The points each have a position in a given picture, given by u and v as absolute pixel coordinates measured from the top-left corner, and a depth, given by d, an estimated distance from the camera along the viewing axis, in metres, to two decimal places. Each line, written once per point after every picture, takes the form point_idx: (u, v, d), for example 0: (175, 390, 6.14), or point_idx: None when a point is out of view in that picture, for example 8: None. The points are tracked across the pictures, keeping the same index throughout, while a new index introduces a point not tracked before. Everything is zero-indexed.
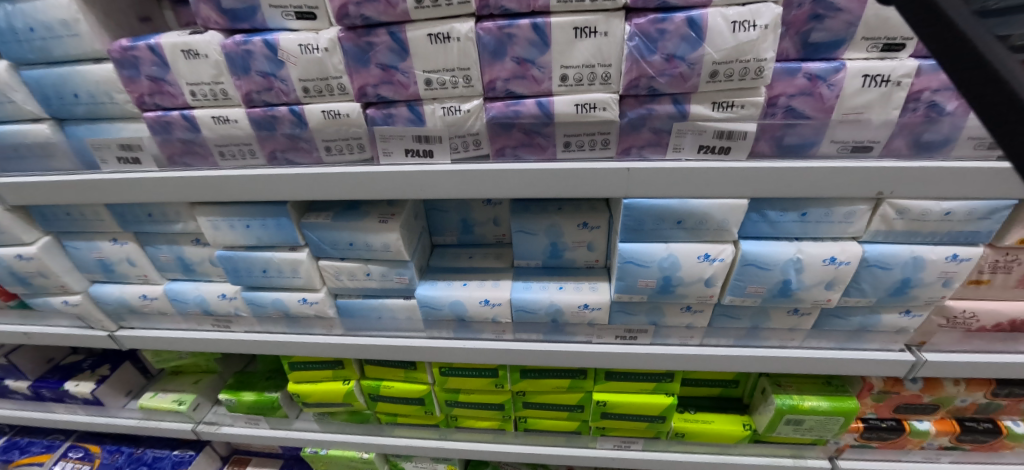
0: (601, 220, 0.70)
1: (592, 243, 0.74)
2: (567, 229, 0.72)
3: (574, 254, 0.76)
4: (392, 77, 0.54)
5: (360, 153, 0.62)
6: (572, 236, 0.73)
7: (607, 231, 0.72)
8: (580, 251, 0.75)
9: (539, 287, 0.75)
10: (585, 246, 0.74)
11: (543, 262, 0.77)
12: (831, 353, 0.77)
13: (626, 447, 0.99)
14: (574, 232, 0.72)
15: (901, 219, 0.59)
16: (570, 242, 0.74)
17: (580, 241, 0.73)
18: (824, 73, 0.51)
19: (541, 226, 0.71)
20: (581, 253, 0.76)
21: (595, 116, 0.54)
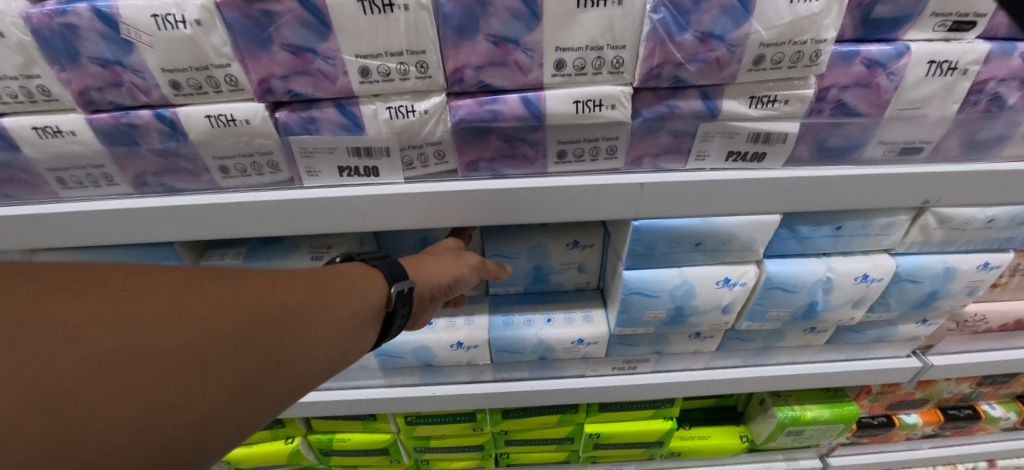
0: (595, 238, 0.58)
1: (585, 263, 0.61)
2: (555, 251, 0.58)
3: (563, 277, 0.63)
4: (308, 63, 0.36)
5: (275, 171, 0.44)
6: (559, 258, 0.60)
7: (602, 250, 0.59)
8: (570, 273, 0.62)
9: (522, 321, 0.62)
10: (576, 268, 0.61)
11: (524, 288, 0.64)
12: (840, 366, 0.71)
13: (618, 469, 0.91)
14: (562, 253, 0.59)
15: (941, 228, 0.51)
16: (558, 264, 0.60)
17: (569, 263, 0.60)
18: (885, 58, 0.40)
19: (523, 248, 0.57)
20: (571, 275, 0.63)
21: (600, 117, 0.40)
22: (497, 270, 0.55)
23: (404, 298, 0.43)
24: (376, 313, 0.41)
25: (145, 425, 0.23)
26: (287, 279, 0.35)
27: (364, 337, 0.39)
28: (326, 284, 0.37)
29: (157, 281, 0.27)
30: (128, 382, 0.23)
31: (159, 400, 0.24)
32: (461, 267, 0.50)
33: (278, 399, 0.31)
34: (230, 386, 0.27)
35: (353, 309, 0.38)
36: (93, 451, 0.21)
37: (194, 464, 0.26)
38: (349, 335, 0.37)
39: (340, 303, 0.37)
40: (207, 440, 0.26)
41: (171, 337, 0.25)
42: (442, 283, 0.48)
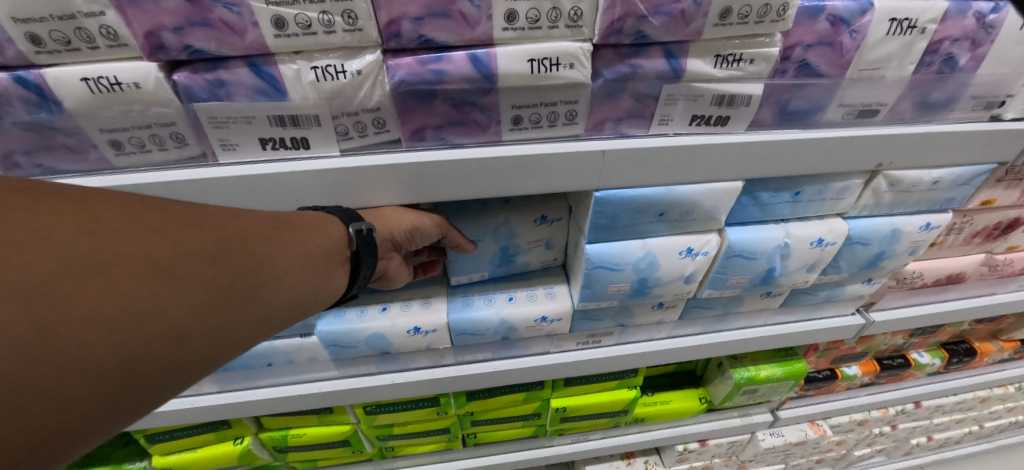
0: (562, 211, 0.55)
1: (552, 239, 0.58)
2: (523, 229, 0.55)
3: (531, 257, 0.60)
4: (206, 11, 0.29)
5: (182, 146, 0.37)
6: (527, 236, 0.56)
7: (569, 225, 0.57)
8: (538, 252, 0.59)
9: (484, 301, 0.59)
10: (543, 245, 0.59)
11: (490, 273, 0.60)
12: (794, 327, 0.74)
13: (585, 438, 0.93)
14: (529, 230, 0.55)
15: (891, 191, 0.52)
16: (525, 242, 0.57)
17: (537, 240, 0.57)
18: (849, 15, 0.38)
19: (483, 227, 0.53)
20: (539, 254, 0.60)
21: (558, 79, 0.36)
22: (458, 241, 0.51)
23: (365, 241, 0.43)
24: (341, 251, 0.43)
25: (120, 322, 0.25)
26: (250, 214, 0.36)
27: (329, 275, 0.42)
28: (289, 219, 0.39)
29: (116, 202, 0.28)
30: (101, 282, 0.25)
31: (130, 302, 0.26)
32: (421, 216, 0.48)
33: (247, 318, 0.34)
34: (200, 299, 0.30)
35: (320, 244, 0.40)
36: (67, 340, 0.23)
37: (175, 364, 0.29)
38: (314, 269, 0.40)
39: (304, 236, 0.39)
40: (181, 345, 0.29)
41: (137, 248, 0.27)
42: (399, 229, 0.46)
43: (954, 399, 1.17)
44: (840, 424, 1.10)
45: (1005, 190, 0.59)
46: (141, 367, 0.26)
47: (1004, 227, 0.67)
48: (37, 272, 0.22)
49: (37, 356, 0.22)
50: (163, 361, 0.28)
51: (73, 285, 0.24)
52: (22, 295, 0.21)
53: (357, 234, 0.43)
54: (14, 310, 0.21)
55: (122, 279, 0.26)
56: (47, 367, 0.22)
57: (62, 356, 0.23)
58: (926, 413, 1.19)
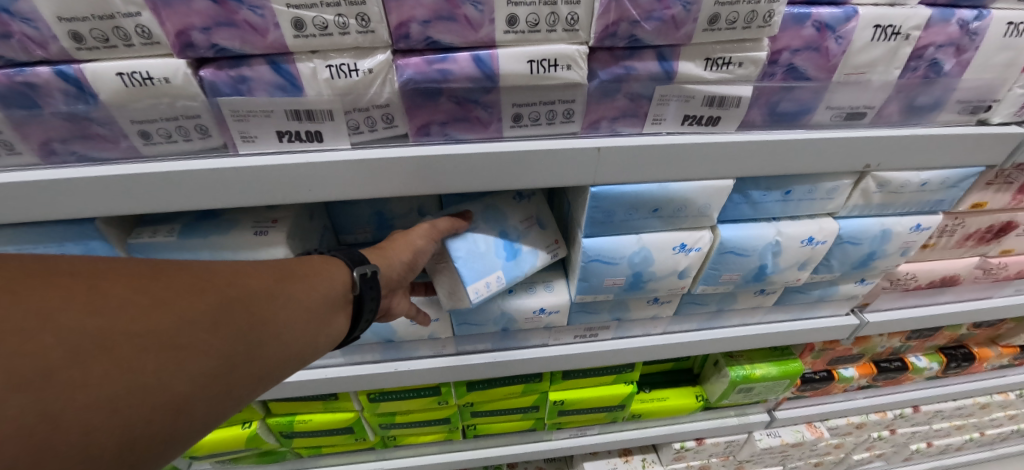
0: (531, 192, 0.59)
1: (541, 217, 0.58)
2: (504, 207, 0.57)
3: (534, 242, 0.57)
4: (232, 13, 0.32)
5: (205, 137, 0.40)
6: (513, 215, 0.57)
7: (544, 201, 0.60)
8: (539, 236, 0.57)
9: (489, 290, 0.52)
10: (538, 227, 0.58)
11: (504, 270, 0.54)
12: (788, 325, 0.75)
13: (582, 433, 0.94)
14: (512, 208, 0.58)
15: (881, 191, 0.54)
16: (515, 219, 0.57)
17: (525, 218, 0.58)
18: (835, 21, 0.40)
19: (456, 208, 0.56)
20: (542, 239, 0.57)
21: (556, 79, 0.38)
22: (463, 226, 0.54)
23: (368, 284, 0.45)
24: (341, 300, 0.43)
25: (124, 401, 0.24)
26: (253, 270, 0.36)
27: (331, 323, 0.41)
28: (290, 272, 0.39)
29: (120, 272, 0.28)
30: (104, 361, 0.24)
31: (134, 379, 0.25)
32: (413, 240, 0.50)
33: (251, 380, 0.33)
34: (207, 366, 0.29)
35: (322, 293, 0.41)
36: (73, 424, 0.22)
37: (176, 438, 0.27)
38: (317, 321, 0.39)
39: (305, 289, 0.39)
40: (185, 417, 0.28)
41: (145, 318, 0.26)
42: (401, 262, 0.49)
43: (954, 404, 1.17)
44: (838, 427, 1.10)
45: (995, 193, 0.61)
46: (143, 445, 0.25)
47: (996, 230, 0.68)
48: (45, 360, 0.22)
49: (37, 444, 0.21)
50: (165, 435, 0.27)
51: (76, 368, 0.23)
52: (24, 384, 0.21)
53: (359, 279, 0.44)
54: (22, 400, 0.20)
55: (129, 356, 0.25)
56: (50, 455, 0.21)
57: (63, 442, 0.22)
58: (926, 418, 1.19)
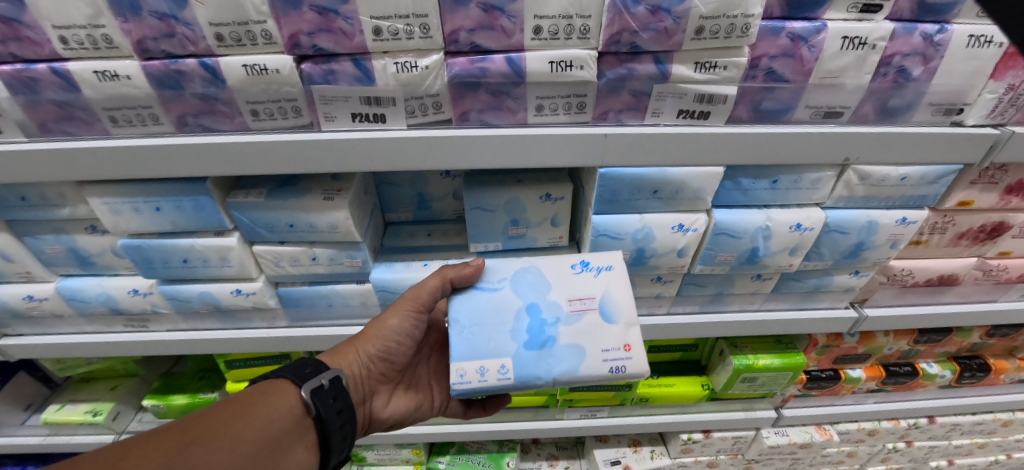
0: (608, 263, 0.54)
1: (604, 302, 0.51)
2: (555, 279, 0.53)
3: (579, 337, 0.49)
4: (331, 23, 0.44)
5: (297, 117, 0.52)
6: (563, 291, 0.52)
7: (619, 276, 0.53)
8: (589, 326, 0.49)
9: (480, 377, 0.46)
10: (600, 315, 0.50)
11: (515, 360, 0.47)
12: (786, 313, 0.81)
13: (592, 415, 1.00)
14: (566, 282, 0.53)
15: (863, 184, 0.61)
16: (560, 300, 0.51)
17: (577, 297, 0.52)
18: (807, 33, 0.48)
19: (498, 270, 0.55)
20: (591, 335, 0.49)
21: (571, 76, 0.48)
22: (472, 276, 0.54)
23: (321, 395, 0.52)
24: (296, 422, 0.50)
25: None
26: (205, 421, 0.44)
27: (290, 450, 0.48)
28: (224, 416, 0.45)
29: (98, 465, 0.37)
30: None
31: None
32: (376, 335, 0.59)
33: None
34: None
35: (272, 421, 0.47)
36: None
37: None
38: (274, 454, 0.46)
39: (249, 422, 0.46)
40: None
41: None
42: (358, 360, 0.59)
43: (973, 419, 1.16)
44: (848, 431, 1.12)
45: (980, 192, 0.66)
46: None
47: (989, 230, 0.72)
48: None
49: None
50: None
51: None
52: None
53: (312, 394, 0.51)
54: None
55: None
56: None
57: None
58: (943, 431, 1.18)
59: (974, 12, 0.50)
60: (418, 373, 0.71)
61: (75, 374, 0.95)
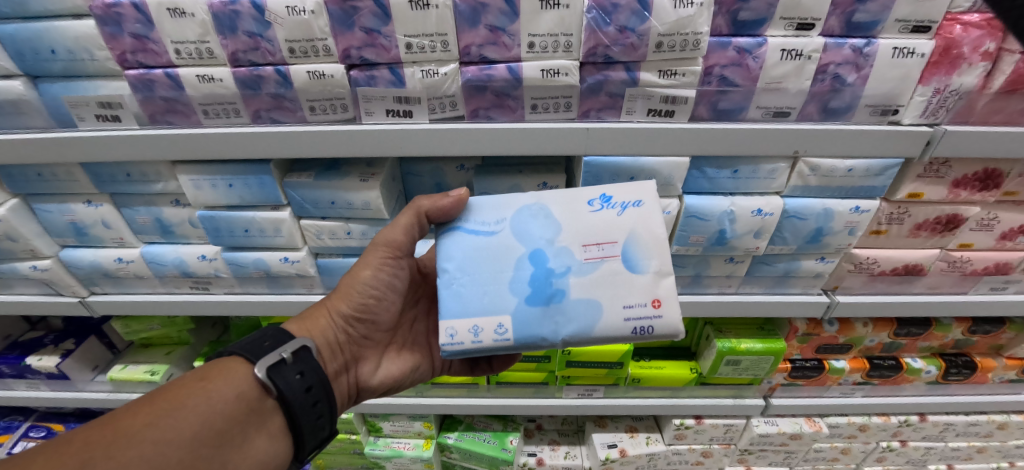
0: (637, 199, 0.58)
1: (626, 248, 0.57)
2: (572, 224, 0.59)
3: (592, 291, 0.56)
4: (375, 40, 0.58)
5: (343, 112, 0.66)
6: (579, 237, 0.58)
7: (649, 214, 0.58)
8: (608, 277, 0.56)
9: (478, 334, 0.55)
10: (625, 263, 0.56)
11: (513, 317, 0.55)
12: (762, 297, 0.90)
13: (589, 395, 1.08)
14: (582, 228, 0.58)
15: (814, 175, 0.71)
16: (577, 248, 0.58)
17: (595, 244, 0.57)
18: (750, 47, 0.60)
19: (514, 214, 0.61)
20: (609, 287, 0.56)
21: (558, 81, 0.61)
22: (450, 207, 0.61)
23: (282, 370, 0.58)
24: (250, 404, 0.55)
25: None
26: (176, 395, 0.51)
27: (258, 420, 0.55)
28: (182, 393, 0.51)
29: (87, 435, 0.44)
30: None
31: None
32: (344, 298, 0.70)
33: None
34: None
35: (235, 394, 0.54)
36: None
37: None
38: (241, 422, 0.53)
39: (213, 395, 0.52)
40: None
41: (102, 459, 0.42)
42: (326, 328, 0.69)
43: (966, 420, 1.18)
44: (838, 425, 1.16)
45: (928, 185, 0.74)
46: None
47: (945, 221, 0.79)
48: None
49: None
50: None
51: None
52: None
53: (267, 370, 0.56)
54: None
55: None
56: None
57: None
58: (936, 431, 1.21)
59: (894, 29, 0.60)
60: (410, 336, 0.81)
61: (138, 339, 1.11)
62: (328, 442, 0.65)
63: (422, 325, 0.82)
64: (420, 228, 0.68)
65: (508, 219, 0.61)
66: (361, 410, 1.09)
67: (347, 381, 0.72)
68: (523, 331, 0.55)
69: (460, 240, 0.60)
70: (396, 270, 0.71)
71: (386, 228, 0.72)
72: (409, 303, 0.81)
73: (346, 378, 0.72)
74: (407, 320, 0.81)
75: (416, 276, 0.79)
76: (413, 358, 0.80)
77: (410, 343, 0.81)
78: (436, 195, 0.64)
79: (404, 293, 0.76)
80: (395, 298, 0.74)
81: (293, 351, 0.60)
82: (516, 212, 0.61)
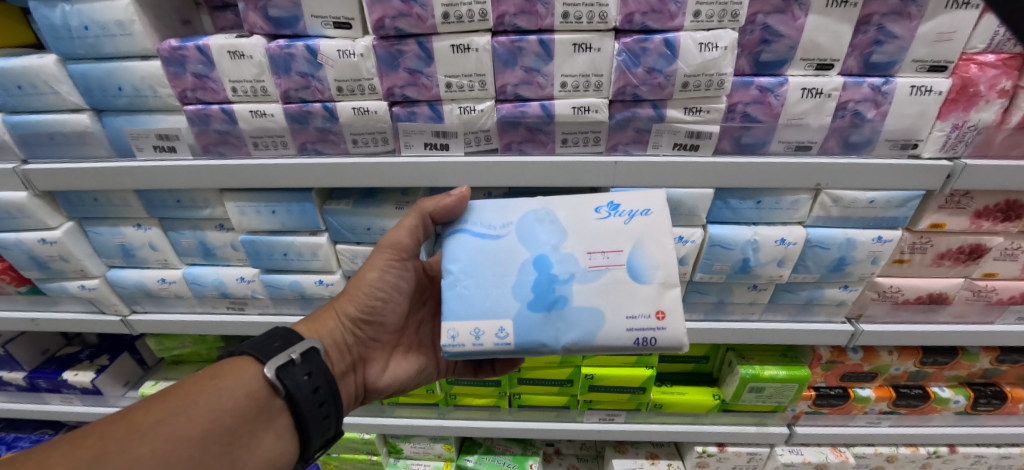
0: (646, 207, 0.58)
1: (632, 257, 0.56)
2: (579, 230, 0.58)
3: (596, 299, 0.55)
4: (417, 80, 0.62)
5: (384, 145, 0.70)
6: (585, 244, 0.57)
7: (657, 222, 0.57)
8: (612, 285, 0.55)
9: (478, 337, 0.54)
10: (631, 273, 0.55)
11: (514, 322, 0.54)
12: (785, 324, 0.91)
13: (610, 419, 1.08)
14: (587, 234, 0.58)
15: (836, 206, 0.73)
16: (582, 255, 0.57)
17: (600, 252, 0.56)
18: (772, 86, 0.63)
19: (521, 218, 0.61)
20: (613, 297, 0.54)
21: (588, 117, 0.64)
22: (453, 206, 0.62)
23: (291, 371, 0.59)
24: (259, 403, 0.56)
25: None
26: (187, 390, 0.53)
27: (266, 419, 0.57)
28: (193, 388, 0.53)
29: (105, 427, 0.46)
30: None
31: None
32: (350, 300, 0.71)
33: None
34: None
35: (245, 390, 0.56)
36: None
37: None
38: (250, 419, 0.55)
39: (223, 391, 0.54)
40: None
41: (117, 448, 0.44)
42: (334, 331, 0.71)
43: (998, 452, 1.15)
44: (864, 455, 1.14)
45: (950, 216, 0.75)
46: None
47: (968, 251, 0.80)
48: None
49: None
50: None
51: None
52: None
53: (276, 372, 0.57)
54: None
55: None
56: None
57: None
58: (967, 463, 1.17)
59: (911, 69, 0.63)
60: (416, 338, 0.82)
61: (170, 356, 1.14)
62: (335, 440, 0.67)
63: (428, 327, 0.83)
64: (425, 230, 0.68)
65: (514, 223, 0.61)
66: (382, 431, 1.09)
67: (355, 381, 0.74)
68: (524, 336, 0.54)
69: (465, 242, 0.60)
70: (402, 271, 0.71)
71: (390, 229, 0.71)
72: (417, 305, 0.81)
73: (354, 378, 0.74)
74: (414, 322, 0.82)
75: (422, 279, 0.79)
76: (420, 360, 0.82)
77: (417, 344, 0.82)
78: (439, 196, 0.65)
79: (410, 295, 0.77)
80: (401, 300, 0.74)
81: (302, 352, 0.61)
82: (523, 217, 0.60)
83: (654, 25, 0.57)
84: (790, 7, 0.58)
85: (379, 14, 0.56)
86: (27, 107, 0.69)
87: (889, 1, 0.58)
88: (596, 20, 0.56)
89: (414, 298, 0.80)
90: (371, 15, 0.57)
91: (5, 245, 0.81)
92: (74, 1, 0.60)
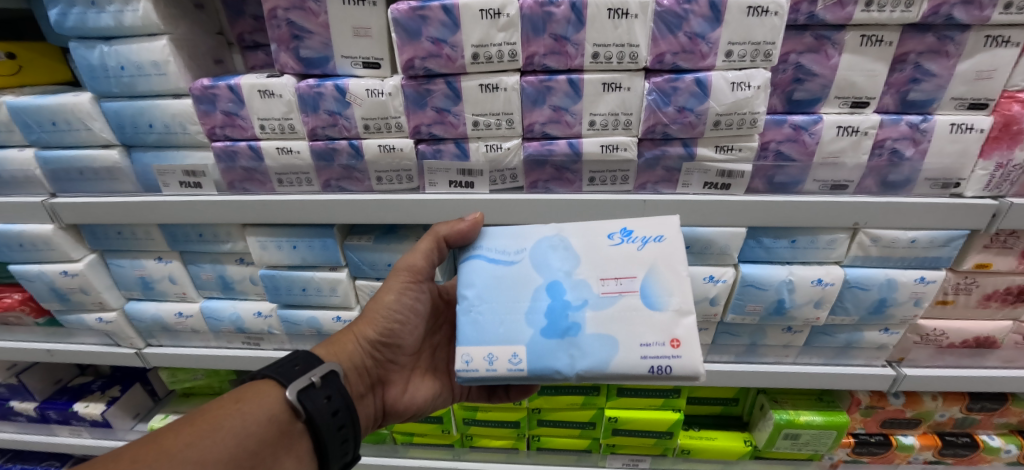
0: (659, 233, 0.55)
1: (645, 285, 0.53)
2: (592, 257, 0.56)
3: (609, 326, 0.51)
4: (444, 118, 0.62)
5: (408, 182, 0.70)
6: (596, 270, 0.55)
7: (670, 249, 0.54)
8: (625, 313, 0.51)
9: (490, 363, 0.51)
10: (643, 300, 0.52)
11: (529, 348, 0.51)
12: (821, 368, 0.86)
13: (633, 465, 1.03)
14: (599, 261, 0.56)
15: (876, 245, 0.69)
16: (594, 281, 0.54)
17: (612, 278, 0.54)
18: (806, 124, 0.62)
19: (534, 245, 0.59)
20: (626, 324, 0.51)
21: (617, 155, 0.63)
22: (467, 231, 0.60)
23: (311, 394, 0.56)
24: (281, 427, 0.53)
25: None
26: (212, 413, 0.50)
27: (288, 444, 0.53)
28: (217, 412, 0.50)
29: (133, 454, 0.42)
30: None
31: None
32: (369, 324, 0.68)
33: None
34: None
35: (269, 412, 0.52)
36: None
37: None
38: (273, 444, 0.51)
39: (249, 413, 0.51)
40: None
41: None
42: (354, 354, 0.67)
43: None
44: None
45: (996, 256, 0.71)
46: None
47: (1016, 292, 0.75)
48: None
49: None
50: None
51: None
52: None
53: (299, 396, 0.54)
54: None
55: None
56: None
57: None
58: None
59: (950, 106, 0.61)
60: (434, 362, 0.79)
61: (181, 388, 1.12)
62: (350, 466, 0.63)
63: (444, 351, 0.80)
64: (441, 253, 0.66)
65: (527, 250, 0.59)
66: None
67: (374, 402, 0.71)
68: (538, 363, 0.50)
69: (479, 268, 0.58)
70: (419, 294, 0.69)
71: (406, 253, 0.69)
72: (432, 329, 0.79)
73: (373, 399, 0.71)
74: (429, 345, 0.79)
75: (437, 302, 0.77)
76: (437, 383, 0.78)
77: (434, 367, 0.79)
78: (453, 220, 0.64)
79: (427, 318, 0.74)
80: (418, 322, 0.71)
81: (322, 375, 0.58)
82: (537, 244, 0.58)
83: (685, 65, 0.56)
84: (823, 47, 0.58)
85: (408, 55, 0.56)
86: (60, 143, 0.70)
87: (926, 39, 0.57)
88: (626, 61, 0.56)
89: (430, 322, 0.77)
90: (401, 56, 0.56)
91: (28, 276, 0.82)
92: (112, 43, 0.62)
